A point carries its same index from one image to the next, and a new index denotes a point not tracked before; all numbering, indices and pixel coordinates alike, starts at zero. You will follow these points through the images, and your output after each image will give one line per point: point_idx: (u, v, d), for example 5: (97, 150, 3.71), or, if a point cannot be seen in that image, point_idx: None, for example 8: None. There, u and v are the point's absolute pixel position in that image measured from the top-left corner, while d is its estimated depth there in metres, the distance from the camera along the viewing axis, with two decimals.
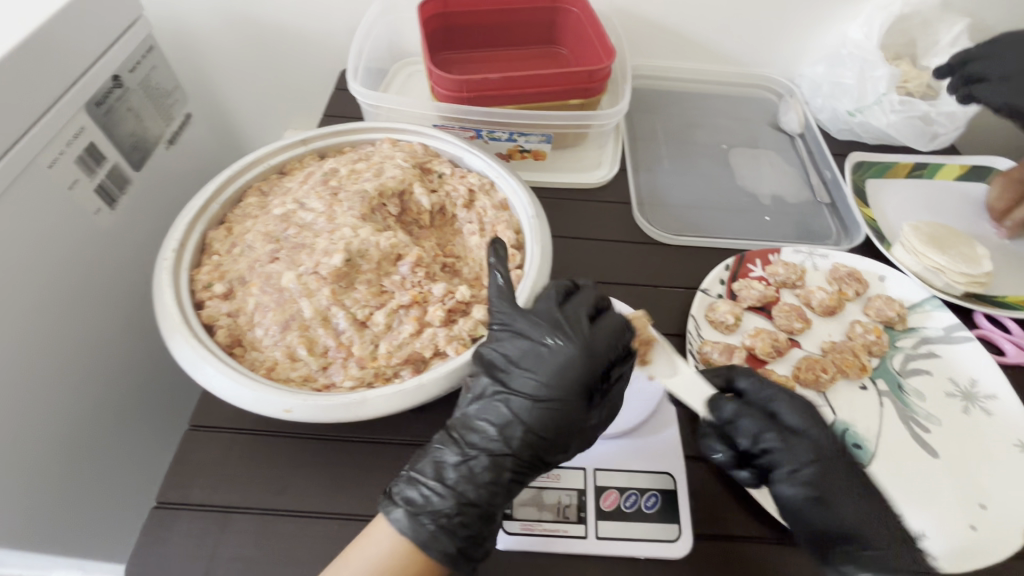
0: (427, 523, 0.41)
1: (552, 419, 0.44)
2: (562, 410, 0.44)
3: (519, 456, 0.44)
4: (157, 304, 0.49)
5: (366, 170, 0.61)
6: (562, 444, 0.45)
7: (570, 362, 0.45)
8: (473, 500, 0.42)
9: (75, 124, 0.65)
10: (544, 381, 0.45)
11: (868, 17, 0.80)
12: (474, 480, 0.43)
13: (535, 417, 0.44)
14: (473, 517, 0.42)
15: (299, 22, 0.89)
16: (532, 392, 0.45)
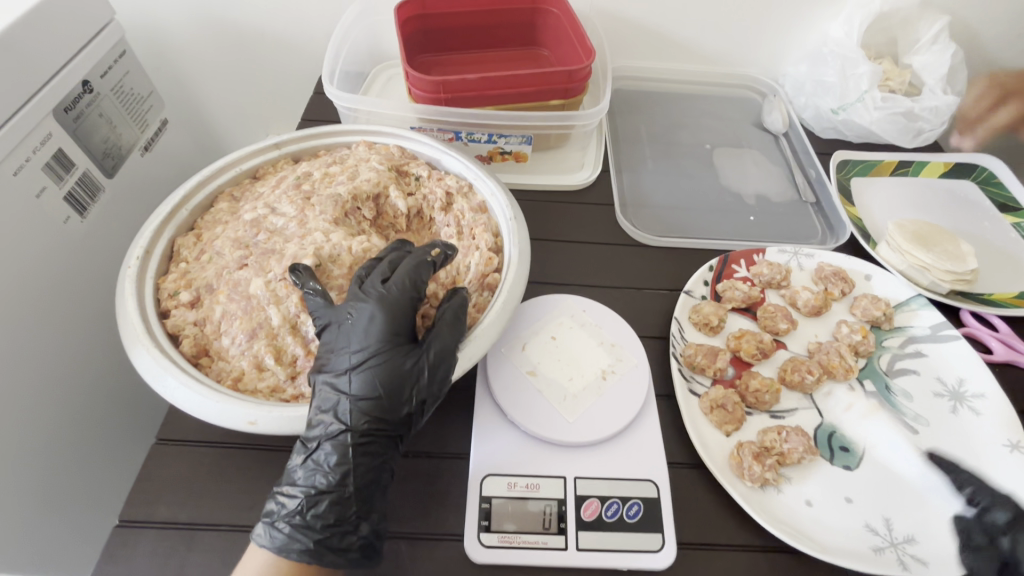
0: (282, 528, 0.41)
1: (378, 388, 0.43)
2: (388, 373, 0.44)
3: (357, 431, 0.43)
4: (118, 314, 0.47)
5: (341, 174, 0.59)
6: (393, 409, 0.43)
7: (382, 316, 0.45)
8: (322, 488, 0.41)
9: (42, 131, 0.63)
10: (365, 346, 0.44)
11: (849, 16, 0.80)
12: (321, 467, 0.42)
13: (361, 388, 0.43)
14: (326, 503, 0.41)
15: (278, 26, 0.87)
16: (349, 364, 0.44)
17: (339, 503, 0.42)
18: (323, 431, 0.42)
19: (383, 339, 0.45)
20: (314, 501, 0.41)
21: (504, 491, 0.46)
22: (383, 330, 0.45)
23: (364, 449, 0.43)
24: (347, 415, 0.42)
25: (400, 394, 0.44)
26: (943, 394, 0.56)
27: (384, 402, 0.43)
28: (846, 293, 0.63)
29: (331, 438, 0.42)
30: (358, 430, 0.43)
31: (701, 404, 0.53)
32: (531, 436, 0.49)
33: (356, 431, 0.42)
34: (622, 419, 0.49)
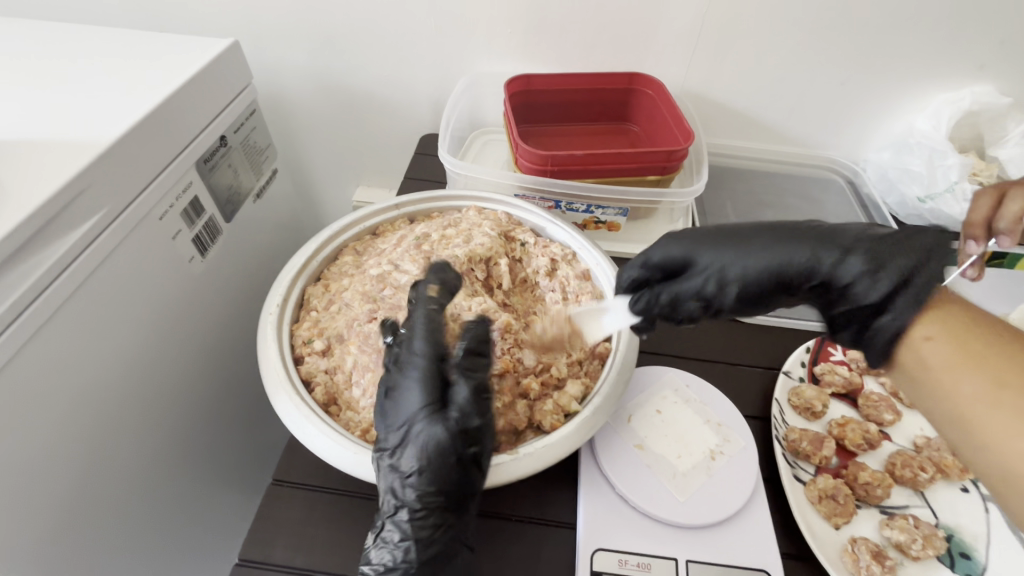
0: None
1: (424, 465, 0.43)
2: (432, 449, 0.43)
3: (418, 506, 0.43)
4: (261, 359, 0.50)
5: (456, 236, 0.63)
6: (445, 483, 0.43)
7: (417, 383, 0.44)
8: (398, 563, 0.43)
9: (185, 180, 0.70)
10: (408, 420, 0.44)
11: (936, 110, 0.82)
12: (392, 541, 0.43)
13: (408, 467, 0.43)
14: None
15: (387, 93, 0.96)
16: (394, 442, 0.44)
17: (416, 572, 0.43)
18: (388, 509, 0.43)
19: (422, 412, 0.44)
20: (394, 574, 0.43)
21: (615, 567, 0.46)
22: (420, 400, 0.44)
23: (427, 523, 0.43)
24: (405, 493, 0.43)
25: (447, 467, 0.43)
26: None
27: (434, 479, 0.43)
28: None
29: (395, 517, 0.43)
30: (416, 506, 0.43)
31: (808, 493, 0.52)
32: (640, 512, 0.49)
33: (416, 508, 0.43)
34: (733, 502, 0.49)
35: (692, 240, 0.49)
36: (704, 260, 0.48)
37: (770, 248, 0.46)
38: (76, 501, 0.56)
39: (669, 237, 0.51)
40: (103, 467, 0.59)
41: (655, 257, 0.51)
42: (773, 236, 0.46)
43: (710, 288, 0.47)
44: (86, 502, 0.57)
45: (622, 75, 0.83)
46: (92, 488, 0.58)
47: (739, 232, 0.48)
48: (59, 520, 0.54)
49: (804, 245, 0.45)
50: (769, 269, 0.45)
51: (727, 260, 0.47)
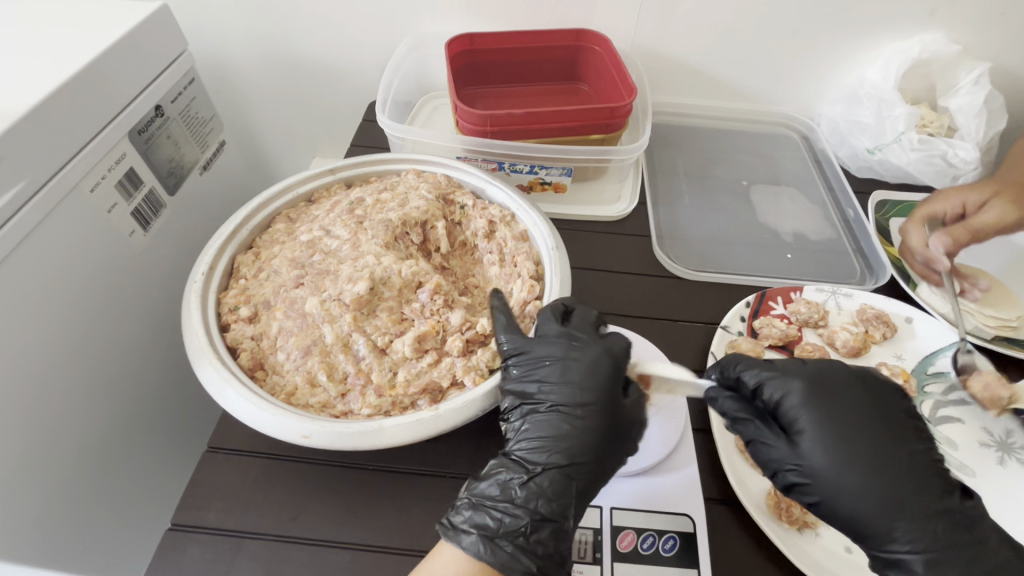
0: (505, 546, 0.42)
1: (574, 443, 0.45)
2: (589, 440, 0.45)
3: (582, 467, 0.45)
4: (184, 327, 0.50)
5: (391, 200, 0.62)
6: (592, 460, 0.45)
7: (593, 370, 0.47)
8: (519, 531, 0.42)
9: (118, 151, 0.68)
10: (558, 398, 0.47)
11: (886, 60, 0.81)
12: (512, 509, 0.43)
13: (556, 441, 0.45)
14: (548, 529, 0.43)
15: (334, 58, 0.92)
16: (533, 415, 0.47)
17: (534, 545, 0.42)
18: (508, 478, 0.45)
19: (576, 391, 0.47)
20: (496, 537, 0.42)
21: None
22: (583, 386, 0.47)
23: (561, 493, 0.44)
24: (541, 464, 0.45)
25: (611, 451, 0.45)
26: (990, 444, 0.55)
27: (576, 452, 0.45)
28: (888, 337, 0.63)
29: (517, 487, 0.44)
30: (563, 486, 0.44)
31: (737, 441, 0.52)
32: None
33: (560, 490, 0.44)
34: (656, 451, 0.51)
35: (820, 414, 0.45)
36: (811, 438, 0.45)
37: (869, 483, 0.42)
38: (28, 472, 0.56)
39: (808, 382, 0.47)
40: (51, 440, 0.59)
41: (782, 400, 0.47)
42: (902, 472, 0.43)
43: (794, 477, 0.45)
44: (38, 474, 0.57)
45: (568, 31, 0.81)
46: (41, 462, 0.58)
47: (859, 445, 0.44)
48: (15, 490, 0.55)
49: (903, 503, 0.42)
50: (867, 515, 0.42)
51: (829, 465, 0.43)
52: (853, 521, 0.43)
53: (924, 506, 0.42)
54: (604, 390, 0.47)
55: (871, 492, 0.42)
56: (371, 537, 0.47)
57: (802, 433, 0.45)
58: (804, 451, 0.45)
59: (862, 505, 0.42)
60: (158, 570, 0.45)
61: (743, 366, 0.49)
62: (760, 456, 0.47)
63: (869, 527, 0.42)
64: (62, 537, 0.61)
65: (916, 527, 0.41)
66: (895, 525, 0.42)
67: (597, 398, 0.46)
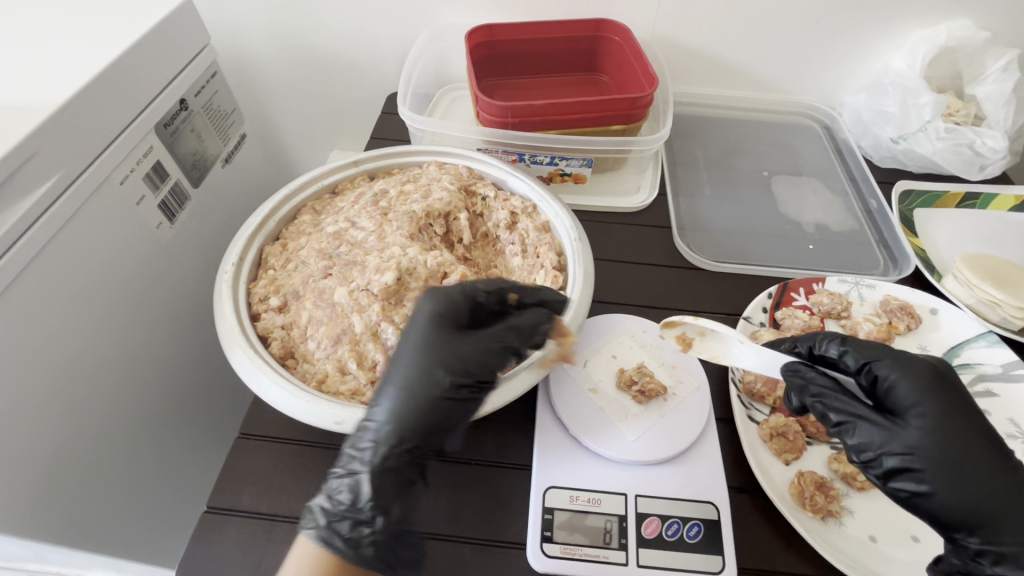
0: (323, 520, 0.42)
1: (399, 398, 0.44)
2: (408, 391, 0.44)
3: (409, 428, 0.43)
4: (217, 315, 0.51)
5: (414, 192, 0.63)
6: (414, 415, 0.44)
7: (420, 322, 0.47)
8: (332, 494, 0.42)
9: (145, 144, 0.69)
10: (399, 354, 0.47)
11: (912, 48, 0.80)
12: (338, 477, 0.43)
13: (392, 397, 0.44)
14: (367, 493, 0.42)
15: (352, 50, 0.93)
16: (387, 375, 0.46)
17: (342, 505, 0.42)
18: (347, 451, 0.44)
19: (415, 344, 0.47)
20: (316, 504, 0.43)
21: (566, 503, 0.48)
22: (425, 342, 0.46)
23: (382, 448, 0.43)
24: (374, 423, 0.43)
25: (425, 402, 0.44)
26: (1016, 436, 0.54)
27: (403, 407, 0.44)
28: (913, 328, 0.62)
29: (357, 449, 0.44)
30: (385, 448, 0.43)
31: (760, 432, 0.53)
32: (592, 451, 0.51)
33: (381, 454, 0.43)
34: (682, 441, 0.51)
35: (936, 402, 0.44)
36: (924, 424, 0.44)
37: (977, 473, 0.42)
38: (71, 456, 0.58)
39: (920, 371, 0.46)
40: (90, 423, 0.61)
41: (892, 383, 0.46)
42: (1006, 467, 0.42)
43: (898, 459, 0.43)
44: (81, 456, 0.60)
45: (588, 21, 0.81)
46: (82, 447, 0.60)
47: (968, 438, 0.43)
48: (61, 471, 0.57)
49: (1008, 498, 0.41)
50: (975, 505, 0.41)
51: (939, 449, 0.42)
52: (957, 515, 0.41)
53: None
54: (444, 347, 0.46)
55: (979, 486, 0.41)
56: None
57: (913, 420, 0.44)
58: (911, 435, 0.43)
59: (968, 497, 0.41)
60: (196, 552, 0.47)
61: (852, 347, 0.49)
62: (856, 438, 0.45)
63: (970, 519, 0.41)
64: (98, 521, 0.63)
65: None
66: (1001, 520, 0.40)
67: (425, 353, 0.46)
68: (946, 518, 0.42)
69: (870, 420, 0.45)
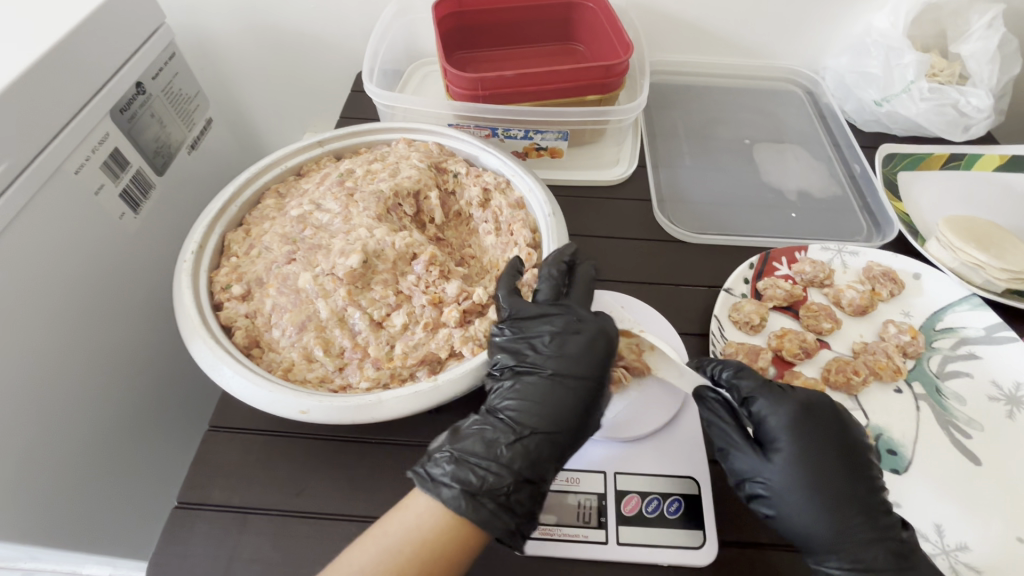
0: (486, 503, 0.40)
1: (559, 406, 0.45)
2: (578, 401, 0.45)
3: (568, 438, 0.45)
4: (176, 305, 0.50)
5: (382, 170, 0.60)
6: (573, 427, 0.45)
7: (591, 337, 0.48)
8: (502, 489, 0.41)
9: (100, 130, 0.64)
10: (552, 357, 0.47)
11: (895, 5, 0.77)
12: (496, 465, 0.42)
13: (541, 397, 0.45)
14: (528, 488, 0.42)
15: (317, 26, 0.89)
16: (522, 375, 0.47)
17: (514, 505, 0.41)
18: (494, 437, 0.43)
19: (566, 357, 0.47)
20: (478, 494, 0.40)
21: None
22: (578, 356, 0.47)
23: (548, 455, 0.43)
24: (541, 421, 0.44)
25: (589, 421, 0.46)
26: (998, 398, 0.54)
27: (565, 416, 0.45)
28: (896, 294, 0.61)
29: (503, 446, 0.43)
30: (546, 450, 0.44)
31: None
32: None
33: (542, 454, 0.43)
34: (659, 416, 0.50)
35: (802, 437, 0.44)
36: (785, 458, 0.44)
37: (826, 504, 0.43)
38: (33, 460, 0.57)
39: (795, 407, 0.45)
40: (53, 424, 0.59)
41: (765, 418, 0.46)
42: (866, 499, 0.43)
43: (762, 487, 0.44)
44: (45, 462, 0.58)
45: None
46: (42, 448, 0.58)
47: (829, 474, 0.43)
48: (24, 473, 0.56)
49: (856, 531, 0.42)
50: (817, 533, 0.42)
51: (796, 482, 0.43)
52: (801, 537, 0.43)
53: (873, 533, 0.42)
54: (596, 360, 0.47)
55: (825, 515, 0.42)
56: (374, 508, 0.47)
57: (780, 454, 0.45)
58: (774, 467, 0.44)
59: (812, 524, 0.42)
60: (167, 548, 0.45)
61: (740, 379, 0.47)
62: (729, 462, 0.46)
63: (812, 543, 0.42)
64: (67, 522, 0.61)
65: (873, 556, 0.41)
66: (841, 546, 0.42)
67: (587, 371, 0.47)
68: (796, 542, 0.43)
69: (745, 450, 0.46)
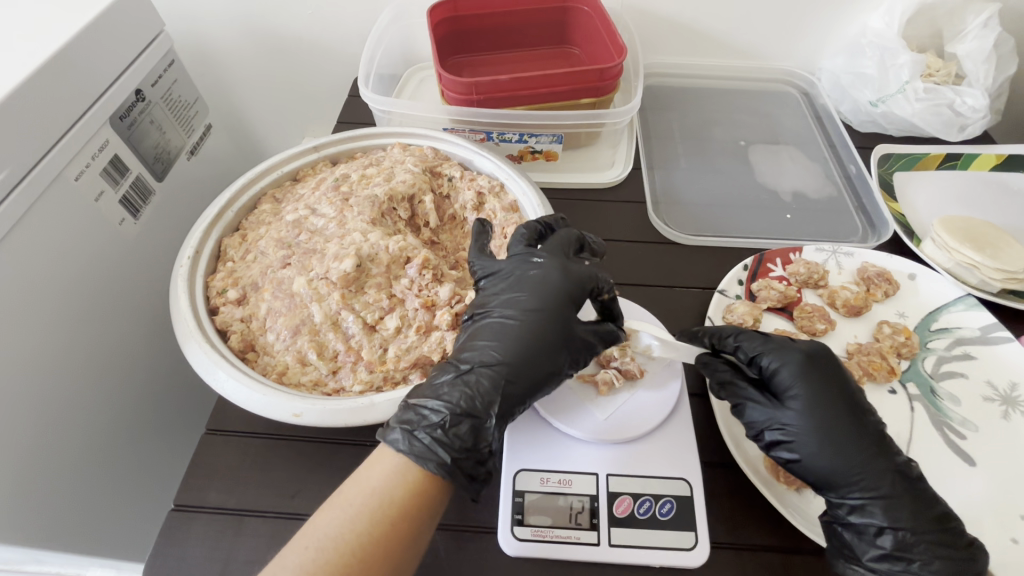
0: (422, 437, 0.41)
1: (512, 346, 0.46)
2: (524, 343, 0.46)
3: (516, 378, 0.45)
4: (172, 310, 0.50)
5: (377, 175, 0.61)
6: (520, 362, 0.46)
7: (551, 286, 0.49)
8: (438, 424, 0.42)
9: (100, 138, 0.65)
10: (507, 304, 0.48)
11: (890, 6, 0.77)
12: (437, 402, 0.43)
13: (499, 348, 0.46)
14: (466, 423, 0.42)
15: (315, 32, 0.90)
16: (482, 321, 0.48)
17: (452, 439, 0.41)
18: (442, 377, 0.45)
19: (526, 302, 0.48)
20: (416, 429, 0.42)
21: (537, 486, 0.48)
22: (532, 303, 0.48)
23: (491, 391, 0.44)
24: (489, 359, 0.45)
25: (544, 364, 0.46)
26: (994, 398, 0.54)
27: (515, 356, 0.46)
28: (890, 294, 0.61)
29: (447, 385, 0.44)
30: (489, 386, 0.44)
31: None
32: (563, 432, 0.50)
33: (484, 390, 0.44)
34: (651, 418, 0.50)
35: (811, 382, 0.46)
36: (799, 404, 0.46)
37: (842, 442, 0.44)
38: (34, 464, 0.57)
39: (801, 356, 0.47)
40: (52, 429, 0.59)
41: (775, 371, 0.48)
42: (873, 437, 0.44)
43: (776, 433, 0.46)
44: (45, 467, 0.59)
45: None
46: (40, 453, 0.58)
47: (840, 414, 0.45)
48: (23, 477, 0.56)
49: (871, 464, 0.43)
50: (837, 470, 0.43)
51: (810, 425, 0.45)
52: (823, 478, 0.44)
53: (885, 464, 0.43)
54: (560, 304, 0.48)
55: (841, 451, 0.44)
56: None
57: (792, 401, 0.46)
58: (788, 414, 0.46)
59: (830, 460, 0.44)
60: (163, 551, 0.46)
61: (742, 340, 0.50)
62: (745, 415, 0.48)
63: (833, 481, 0.43)
64: (65, 527, 0.62)
65: (891, 486, 0.43)
66: (861, 477, 0.43)
67: (538, 319, 0.47)
68: (819, 482, 0.44)
69: (757, 403, 0.47)
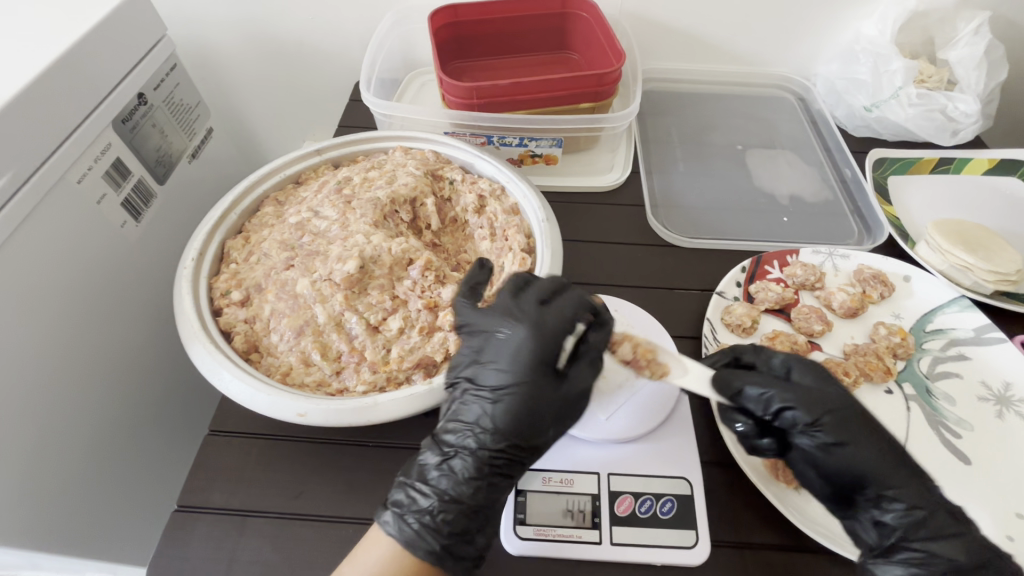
0: (411, 523, 0.41)
1: (498, 425, 0.43)
2: (513, 411, 0.43)
3: (504, 454, 0.43)
4: (176, 311, 0.50)
5: (379, 178, 0.61)
6: (505, 442, 0.43)
7: (525, 350, 0.43)
8: (427, 510, 0.41)
9: (102, 141, 0.66)
10: (494, 381, 0.43)
11: (883, 13, 0.78)
12: (427, 487, 0.42)
13: (490, 420, 0.43)
14: (455, 509, 0.42)
15: (316, 37, 0.91)
16: (460, 396, 0.45)
17: (440, 526, 0.41)
18: (426, 460, 0.44)
19: (506, 371, 0.43)
20: (406, 513, 0.42)
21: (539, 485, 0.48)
22: (512, 374, 0.43)
23: (477, 476, 0.42)
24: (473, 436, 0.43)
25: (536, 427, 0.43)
26: (988, 398, 0.55)
27: (505, 433, 0.43)
28: (886, 296, 0.62)
29: (431, 469, 0.43)
30: (472, 471, 0.42)
31: None
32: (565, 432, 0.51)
33: (470, 477, 0.42)
34: (651, 419, 0.51)
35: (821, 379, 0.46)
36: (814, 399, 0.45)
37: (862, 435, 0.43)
38: (36, 467, 0.57)
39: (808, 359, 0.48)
40: (54, 432, 0.59)
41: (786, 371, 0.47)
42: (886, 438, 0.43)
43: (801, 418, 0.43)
44: (47, 470, 0.59)
45: None
46: (42, 455, 0.58)
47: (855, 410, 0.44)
48: (25, 480, 0.56)
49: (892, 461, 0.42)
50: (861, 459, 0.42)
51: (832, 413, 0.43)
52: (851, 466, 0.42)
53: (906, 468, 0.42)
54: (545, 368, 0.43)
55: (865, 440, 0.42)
56: (372, 510, 0.48)
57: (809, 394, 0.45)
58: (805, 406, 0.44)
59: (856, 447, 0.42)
60: (167, 552, 0.46)
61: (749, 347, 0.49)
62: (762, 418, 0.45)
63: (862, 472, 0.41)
64: (66, 530, 0.62)
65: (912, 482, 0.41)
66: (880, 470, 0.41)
67: (520, 386, 0.43)
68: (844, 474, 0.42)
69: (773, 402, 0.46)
